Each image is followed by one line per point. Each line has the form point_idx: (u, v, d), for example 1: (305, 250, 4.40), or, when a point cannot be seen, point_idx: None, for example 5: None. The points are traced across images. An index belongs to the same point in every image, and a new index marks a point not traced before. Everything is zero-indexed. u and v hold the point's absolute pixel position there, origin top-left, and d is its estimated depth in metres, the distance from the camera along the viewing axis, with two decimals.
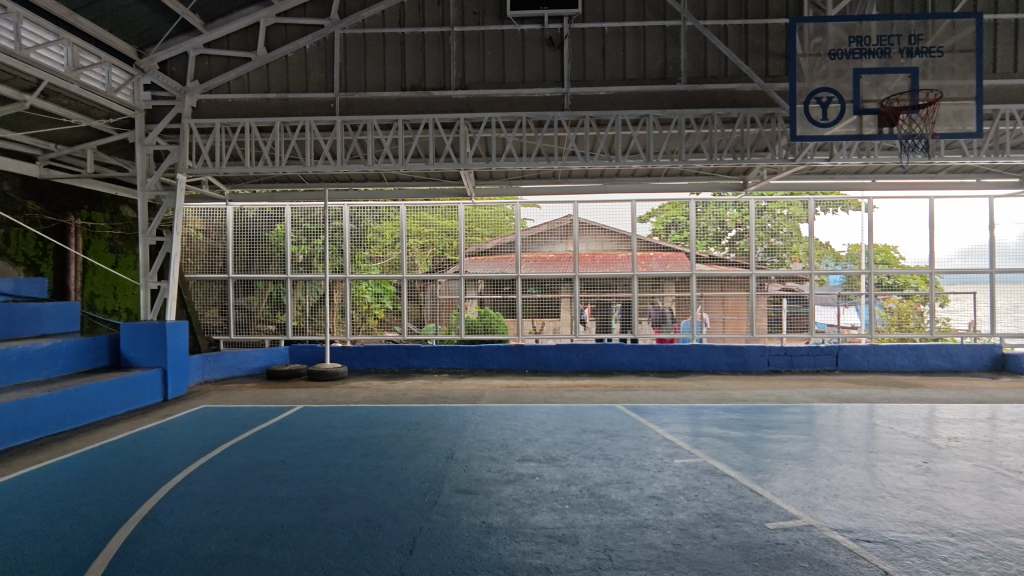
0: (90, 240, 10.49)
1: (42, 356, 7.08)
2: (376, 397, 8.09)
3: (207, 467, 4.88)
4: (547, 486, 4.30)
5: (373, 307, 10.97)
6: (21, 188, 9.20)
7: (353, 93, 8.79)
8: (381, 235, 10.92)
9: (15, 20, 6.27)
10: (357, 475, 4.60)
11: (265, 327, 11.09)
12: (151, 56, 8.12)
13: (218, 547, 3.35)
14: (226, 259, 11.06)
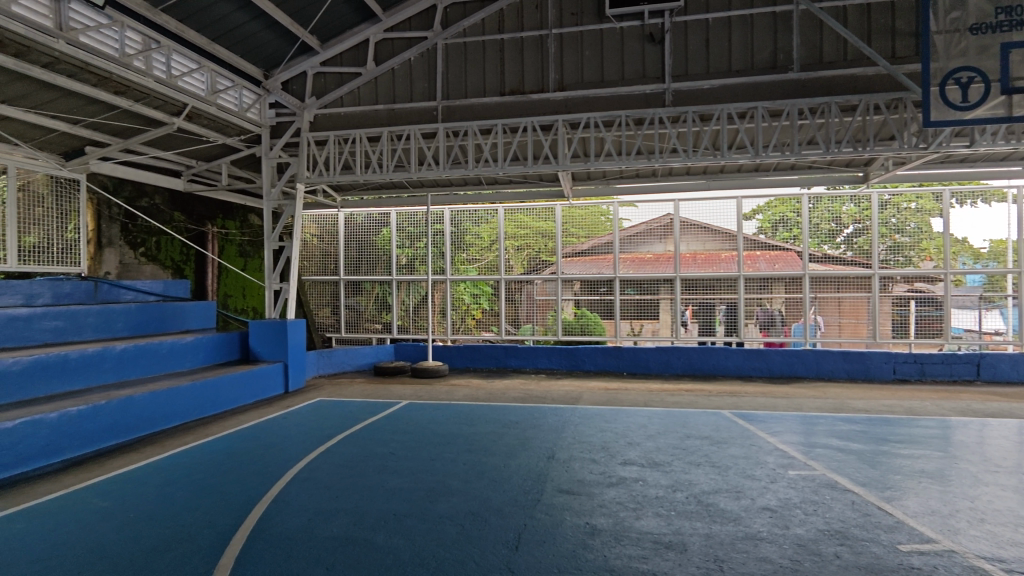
0: (224, 246, 11.64)
1: (187, 350, 7.96)
2: (476, 395, 8.31)
3: (326, 456, 5.26)
4: (651, 491, 4.22)
5: (472, 307, 11.32)
6: (169, 200, 10.41)
7: (454, 101, 9.09)
8: (480, 237, 11.22)
9: (167, 53, 7.15)
10: (461, 470, 4.76)
11: (372, 325, 11.78)
12: (276, 77, 8.88)
13: (339, 530, 3.61)
14: (338, 262, 11.85)
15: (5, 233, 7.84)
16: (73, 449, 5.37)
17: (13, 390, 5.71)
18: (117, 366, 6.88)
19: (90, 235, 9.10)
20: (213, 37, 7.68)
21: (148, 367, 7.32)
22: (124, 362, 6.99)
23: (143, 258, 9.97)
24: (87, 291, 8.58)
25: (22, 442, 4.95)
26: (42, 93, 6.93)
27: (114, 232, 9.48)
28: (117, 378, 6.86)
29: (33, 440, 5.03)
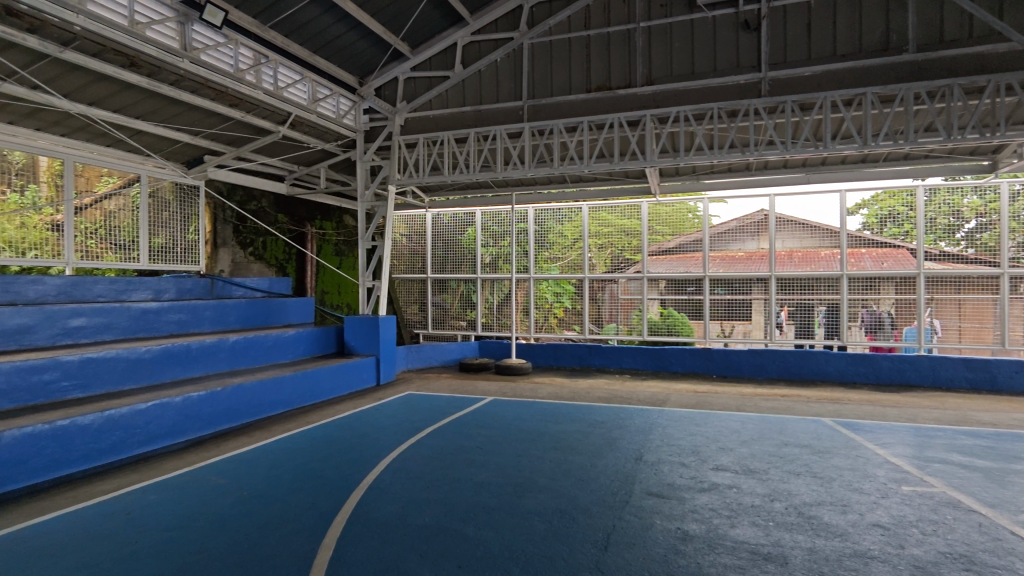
0: (322, 245, 12.36)
1: (289, 343, 8.52)
2: (559, 394, 8.30)
3: (416, 447, 5.46)
4: (746, 499, 4.04)
5: (554, 306, 11.38)
6: (274, 204, 11.19)
7: (540, 99, 9.15)
8: (564, 235, 11.18)
9: (274, 66, 7.68)
10: (548, 467, 4.77)
11: (458, 322, 12.07)
12: (370, 85, 9.25)
13: (431, 519, 3.73)
14: (425, 261, 12.24)
15: (138, 235, 8.77)
16: (193, 431, 5.90)
17: (145, 375, 6.34)
18: (230, 356, 7.48)
19: (207, 236, 9.98)
20: (314, 49, 8.17)
21: (256, 358, 7.90)
22: (236, 353, 7.58)
23: (251, 257, 10.78)
24: (204, 287, 9.35)
25: (152, 423, 5.49)
26: (169, 108, 7.67)
27: (227, 233, 10.34)
28: (230, 368, 7.46)
29: (161, 422, 5.57)
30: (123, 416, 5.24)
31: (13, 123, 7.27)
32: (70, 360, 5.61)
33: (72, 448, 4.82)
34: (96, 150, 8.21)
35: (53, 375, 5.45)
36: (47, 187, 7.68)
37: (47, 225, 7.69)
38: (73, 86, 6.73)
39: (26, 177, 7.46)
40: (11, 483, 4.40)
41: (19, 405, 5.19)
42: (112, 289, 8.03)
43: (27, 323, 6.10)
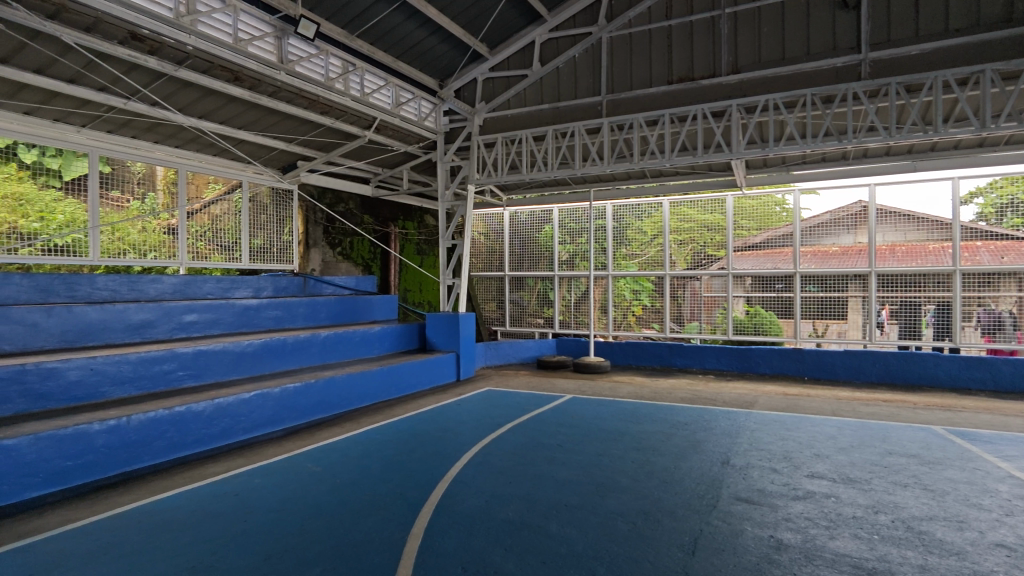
0: (405, 245, 12.81)
1: (375, 338, 8.88)
2: (640, 393, 8.15)
3: (497, 442, 5.54)
4: (846, 510, 3.79)
5: (632, 304, 11.18)
6: (360, 205, 11.71)
7: (619, 94, 9.00)
8: (643, 231, 10.92)
9: (360, 73, 8.02)
10: (631, 468, 4.70)
11: (535, 320, 12.11)
12: (450, 86, 9.46)
13: (514, 514, 3.78)
14: (502, 259, 12.38)
15: (240, 237, 9.45)
16: (290, 420, 6.29)
17: (247, 366, 6.83)
18: (322, 350, 7.91)
19: (300, 237, 10.58)
20: (398, 55, 8.47)
21: (345, 352, 8.31)
22: (327, 348, 8.01)
23: (340, 257, 11.34)
24: (298, 285, 9.88)
25: (255, 412, 5.91)
26: (267, 117, 8.20)
27: (318, 234, 10.90)
28: (321, 361, 7.89)
29: (262, 411, 5.98)
30: (230, 405, 5.67)
31: (135, 137, 8.04)
32: (185, 352, 6.12)
33: (188, 433, 5.27)
34: (204, 159, 8.92)
35: (170, 365, 5.97)
36: (163, 194, 8.42)
37: (162, 229, 8.46)
38: (185, 102, 7.35)
39: (146, 186, 8.21)
40: (138, 462, 4.88)
41: (144, 392, 5.73)
42: (218, 287, 8.68)
43: (149, 318, 6.71)
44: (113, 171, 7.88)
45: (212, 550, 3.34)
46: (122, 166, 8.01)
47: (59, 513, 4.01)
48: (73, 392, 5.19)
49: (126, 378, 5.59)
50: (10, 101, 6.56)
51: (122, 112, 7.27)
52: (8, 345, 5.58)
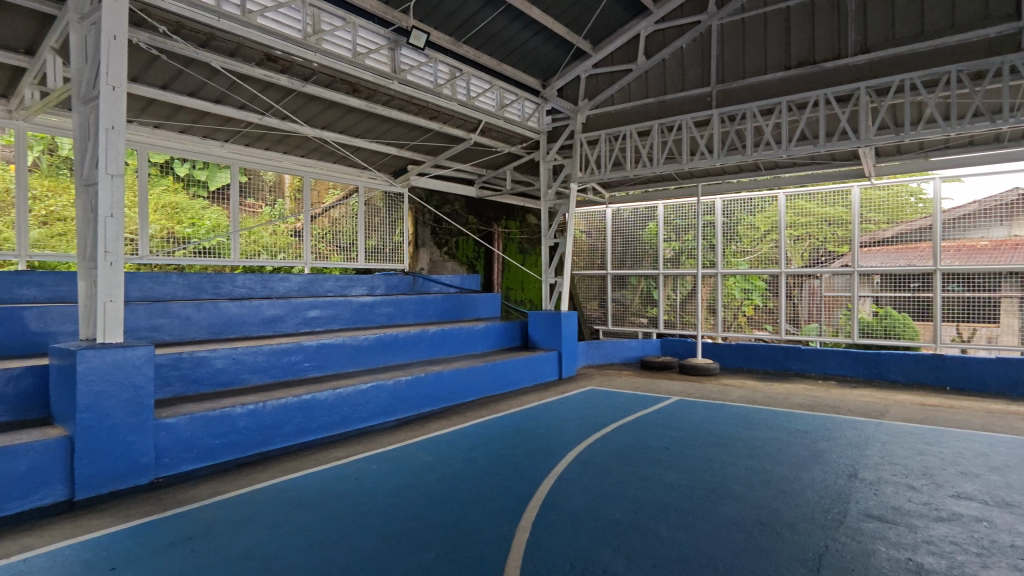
0: (507, 244, 13.06)
1: (479, 335, 9.13)
2: (752, 398, 7.73)
3: (602, 441, 5.51)
4: (1003, 537, 3.37)
5: (743, 303, 10.61)
6: (465, 206, 12.10)
7: (731, 83, 8.57)
8: (755, 227, 10.35)
9: (466, 78, 8.26)
10: (744, 475, 4.48)
11: (638, 319, 11.87)
12: (553, 85, 9.48)
13: (622, 515, 3.74)
14: (604, 258, 12.25)
15: (356, 238, 10.09)
16: (402, 411, 6.65)
17: (364, 360, 7.29)
18: (430, 346, 8.27)
19: (409, 237, 11.12)
20: (503, 58, 8.65)
21: (451, 348, 8.63)
22: (435, 344, 8.36)
23: (446, 257, 11.78)
24: (408, 283, 10.36)
25: (371, 402, 6.30)
26: (381, 125, 8.69)
27: (426, 235, 11.40)
28: (430, 356, 8.24)
29: (377, 401, 6.37)
30: (350, 395, 6.09)
31: (268, 149, 8.86)
32: (310, 345, 6.64)
33: (314, 418, 5.74)
34: (326, 167, 9.64)
35: (297, 357, 6.51)
36: (290, 201, 9.22)
37: (290, 231, 9.20)
38: (311, 114, 8.00)
39: (276, 193, 9.06)
40: (272, 443, 5.38)
41: (276, 380, 6.30)
42: (337, 285, 9.33)
43: (279, 313, 7.36)
44: (249, 181, 8.72)
45: (338, 528, 3.61)
46: (257, 176, 8.85)
47: (210, 485, 4.52)
48: (219, 378, 5.82)
49: (261, 367, 6.17)
50: (169, 121, 7.48)
51: (258, 127, 8.04)
52: (166, 335, 6.34)
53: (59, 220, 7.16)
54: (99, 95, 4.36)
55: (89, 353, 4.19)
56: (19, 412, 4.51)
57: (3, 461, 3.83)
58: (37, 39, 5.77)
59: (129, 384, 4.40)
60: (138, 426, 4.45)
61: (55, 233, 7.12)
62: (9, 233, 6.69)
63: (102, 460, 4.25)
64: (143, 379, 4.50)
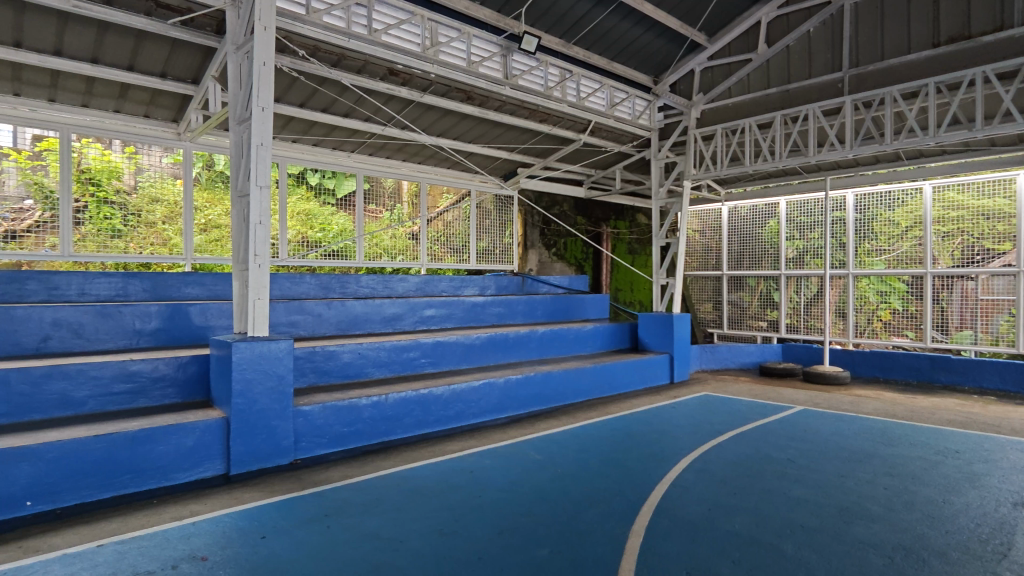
0: (617, 244, 12.89)
1: (588, 335, 9.11)
2: (890, 411, 7.03)
3: (718, 449, 5.28)
4: None
5: (878, 307, 9.60)
6: (574, 207, 12.13)
7: (866, 67, 7.87)
8: (894, 223, 9.31)
9: (576, 79, 8.27)
10: (883, 495, 4.10)
11: (757, 323, 11.22)
12: (665, 81, 9.24)
13: (742, 527, 3.57)
14: (719, 258, 11.71)
15: (468, 240, 10.47)
16: (512, 409, 6.80)
17: (476, 358, 7.55)
18: (539, 346, 8.38)
19: (519, 239, 11.34)
20: (613, 57, 8.56)
21: (560, 349, 8.68)
22: (544, 344, 8.45)
23: (554, 257, 11.88)
24: (517, 284, 10.55)
25: (483, 399, 6.50)
26: (493, 129, 8.95)
27: (535, 236, 11.56)
28: (539, 356, 8.36)
29: (489, 398, 6.56)
30: (463, 391, 6.34)
31: (389, 158, 9.47)
32: (426, 342, 7.00)
33: (430, 412, 6.04)
34: (440, 173, 10.12)
35: (415, 353, 6.88)
36: (407, 206, 9.75)
37: (407, 235, 9.73)
38: (429, 122, 8.43)
39: (395, 199, 9.64)
40: (393, 434, 5.74)
41: (395, 374, 6.69)
42: (451, 286, 9.72)
43: (398, 311, 7.80)
44: (372, 188, 9.34)
45: (454, 517, 3.79)
46: (378, 183, 9.46)
47: (341, 469, 4.91)
48: (347, 371, 6.29)
49: (383, 362, 6.58)
50: (305, 136, 8.23)
51: (380, 137, 8.61)
52: (302, 331, 6.98)
53: (215, 228, 8.18)
54: (251, 116, 4.90)
55: (242, 344, 4.72)
56: (186, 395, 5.17)
57: (174, 437, 4.42)
58: (201, 70, 6.58)
59: (273, 373, 4.90)
60: (281, 412, 4.94)
61: (213, 238, 8.13)
62: (177, 239, 7.68)
63: (251, 440, 4.77)
64: (284, 369, 4.98)
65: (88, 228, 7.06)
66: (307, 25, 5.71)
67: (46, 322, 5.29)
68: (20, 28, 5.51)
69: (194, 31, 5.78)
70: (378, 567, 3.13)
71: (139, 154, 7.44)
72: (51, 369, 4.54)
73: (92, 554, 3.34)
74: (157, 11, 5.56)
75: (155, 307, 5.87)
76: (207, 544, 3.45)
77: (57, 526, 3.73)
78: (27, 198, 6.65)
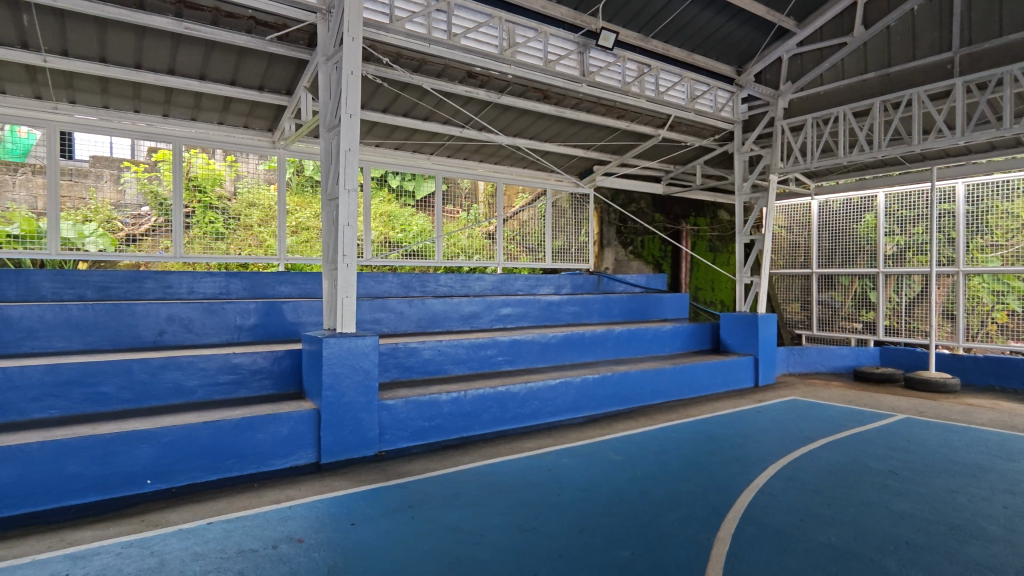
0: (697, 242, 12.49)
1: (666, 336, 8.88)
2: (1008, 423, 6.39)
3: (809, 457, 5.01)
4: None
5: (993, 308, 8.75)
6: (651, 204, 11.88)
7: (980, 45, 7.17)
8: (1013, 215, 8.46)
9: (655, 73, 8.08)
10: (1001, 514, 3.74)
11: (851, 324, 10.51)
12: (749, 71, 8.85)
13: (838, 539, 3.37)
14: (809, 254, 11.10)
15: (544, 239, 10.49)
16: (589, 409, 6.75)
17: (552, 357, 7.55)
18: (616, 346, 8.27)
19: (594, 237, 11.25)
20: (693, 48, 8.31)
21: (637, 349, 8.53)
22: (621, 344, 8.33)
23: (631, 256, 11.69)
24: (593, 283, 10.48)
25: (559, 397, 6.51)
26: (569, 127, 8.91)
27: (611, 234, 11.43)
28: (616, 356, 8.24)
29: (566, 397, 6.56)
30: (540, 389, 6.37)
31: (466, 159, 9.66)
32: (503, 340, 7.08)
33: (508, 409, 6.11)
34: (516, 173, 10.22)
35: (492, 351, 6.98)
36: (484, 206, 9.92)
37: (483, 234, 9.91)
38: (506, 122, 8.53)
39: (471, 199, 9.82)
40: (472, 429, 5.86)
41: (473, 371, 6.81)
42: (526, 284, 9.78)
43: (476, 310, 7.94)
44: (449, 190, 9.57)
45: (534, 514, 3.82)
46: (456, 184, 9.67)
47: (422, 462, 5.07)
48: (427, 367, 6.48)
49: (461, 359, 6.72)
50: (387, 140, 8.58)
51: (458, 139, 8.78)
52: (385, 327, 7.25)
53: (305, 230, 8.53)
54: (341, 122, 5.13)
55: (331, 340, 4.97)
56: (281, 386, 5.52)
57: (271, 426, 4.73)
58: (294, 82, 7.00)
59: (359, 368, 5.12)
60: (366, 405, 5.18)
61: (304, 240, 8.53)
62: (271, 241, 8.23)
63: (340, 432, 5.02)
64: (370, 364, 5.20)
65: (195, 232, 7.68)
66: (390, 33, 5.91)
67: (161, 317, 5.79)
68: (140, 51, 6.08)
69: (289, 45, 6.15)
70: (460, 559, 3.21)
71: (238, 162, 7.98)
72: (166, 360, 4.98)
73: (203, 530, 3.64)
74: (257, 29, 5.96)
75: (253, 304, 6.28)
76: (302, 527, 3.67)
77: (173, 503, 4.09)
78: (144, 206, 7.38)
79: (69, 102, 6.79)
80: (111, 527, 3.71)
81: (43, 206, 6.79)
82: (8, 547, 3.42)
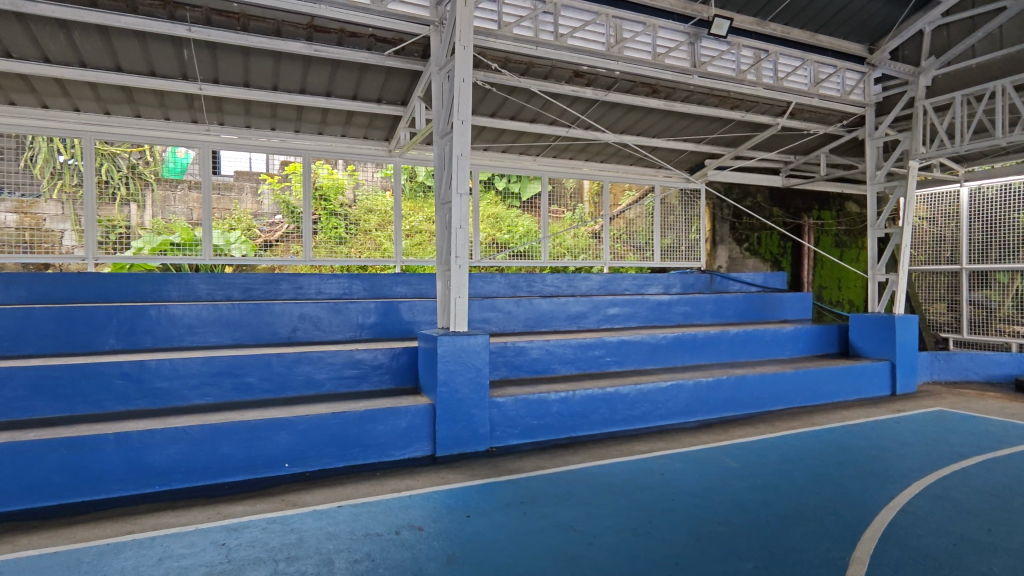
0: (821, 237, 11.58)
1: (786, 339, 8.31)
2: None
3: (961, 475, 4.47)
4: None
5: None
6: (769, 198, 11.19)
7: None
8: None
9: (774, 58, 7.59)
10: None
11: (1010, 327, 9.24)
12: (883, 48, 8.01)
13: (1002, 571, 2.98)
14: (959, 248, 9.87)
15: (652, 237, 10.20)
16: (703, 413, 6.49)
17: (662, 358, 7.34)
18: (731, 348, 7.86)
19: (707, 234, 10.78)
20: (817, 28, 7.73)
21: (755, 351, 8.05)
22: (737, 346, 7.92)
23: (747, 253, 11.10)
24: (705, 282, 10.04)
25: (671, 400, 6.31)
26: (680, 120, 8.64)
27: (724, 231, 10.96)
28: (731, 358, 7.84)
29: (678, 399, 6.35)
30: (650, 391, 6.21)
31: (572, 159, 9.72)
32: (611, 340, 6.99)
33: (617, 410, 6.03)
34: (623, 170, 10.13)
35: (600, 351, 6.92)
36: (589, 205, 9.85)
37: (589, 234, 9.83)
38: (613, 119, 8.42)
39: (576, 199, 9.79)
40: (581, 429, 5.84)
41: (582, 371, 6.79)
42: (634, 284, 9.58)
43: (583, 310, 7.91)
44: (555, 190, 9.62)
45: (646, 518, 3.74)
46: (561, 184, 9.69)
47: (533, 460, 5.14)
48: (535, 366, 6.55)
49: (569, 358, 6.73)
50: (494, 143, 8.92)
51: (564, 139, 8.81)
52: (494, 326, 7.43)
53: (418, 232, 8.95)
54: (453, 129, 5.32)
55: (445, 339, 5.17)
56: (399, 381, 5.84)
57: (391, 419, 5.02)
58: (409, 93, 7.38)
59: (472, 365, 5.29)
60: (478, 401, 5.32)
61: (418, 242, 8.95)
62: (388, 244, 8.70)
63: (453, 426, 5.21)
64: (481, 362, 5.34)
65: (321, 237, 8.32)
66: (498, 39, 6.08)
67: (294, 316, 6.33)
68: (277, 74, 6.72)
69: (405, 58, 6.50)
70: (573, 558, 3.22)
71: (358, 171, 8.54)
72: (300, 355, 5.44)
73: (335, 512, 3.94)
74: (376, 45, 6.35)
75: (373, 304, 6.70)
76: (422, 516, 3.85)
77: (308, 486, 4.47)
78: (278, 214, 8.06)
79: (219, 124, 7.74)
80: (257, 503, 4.13)
81: (198, 217, 7.66)
82: (176, 516, 3.91)
